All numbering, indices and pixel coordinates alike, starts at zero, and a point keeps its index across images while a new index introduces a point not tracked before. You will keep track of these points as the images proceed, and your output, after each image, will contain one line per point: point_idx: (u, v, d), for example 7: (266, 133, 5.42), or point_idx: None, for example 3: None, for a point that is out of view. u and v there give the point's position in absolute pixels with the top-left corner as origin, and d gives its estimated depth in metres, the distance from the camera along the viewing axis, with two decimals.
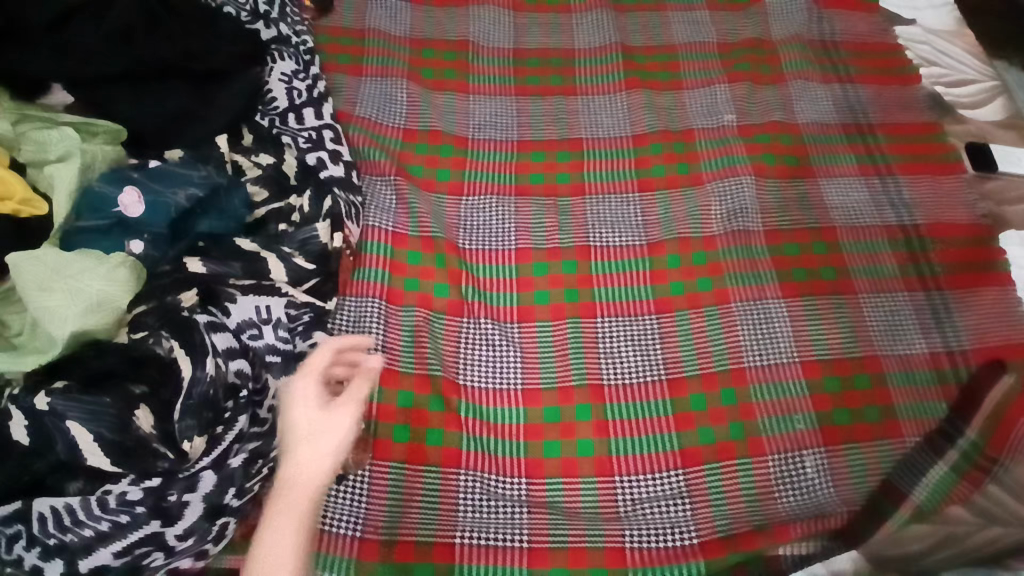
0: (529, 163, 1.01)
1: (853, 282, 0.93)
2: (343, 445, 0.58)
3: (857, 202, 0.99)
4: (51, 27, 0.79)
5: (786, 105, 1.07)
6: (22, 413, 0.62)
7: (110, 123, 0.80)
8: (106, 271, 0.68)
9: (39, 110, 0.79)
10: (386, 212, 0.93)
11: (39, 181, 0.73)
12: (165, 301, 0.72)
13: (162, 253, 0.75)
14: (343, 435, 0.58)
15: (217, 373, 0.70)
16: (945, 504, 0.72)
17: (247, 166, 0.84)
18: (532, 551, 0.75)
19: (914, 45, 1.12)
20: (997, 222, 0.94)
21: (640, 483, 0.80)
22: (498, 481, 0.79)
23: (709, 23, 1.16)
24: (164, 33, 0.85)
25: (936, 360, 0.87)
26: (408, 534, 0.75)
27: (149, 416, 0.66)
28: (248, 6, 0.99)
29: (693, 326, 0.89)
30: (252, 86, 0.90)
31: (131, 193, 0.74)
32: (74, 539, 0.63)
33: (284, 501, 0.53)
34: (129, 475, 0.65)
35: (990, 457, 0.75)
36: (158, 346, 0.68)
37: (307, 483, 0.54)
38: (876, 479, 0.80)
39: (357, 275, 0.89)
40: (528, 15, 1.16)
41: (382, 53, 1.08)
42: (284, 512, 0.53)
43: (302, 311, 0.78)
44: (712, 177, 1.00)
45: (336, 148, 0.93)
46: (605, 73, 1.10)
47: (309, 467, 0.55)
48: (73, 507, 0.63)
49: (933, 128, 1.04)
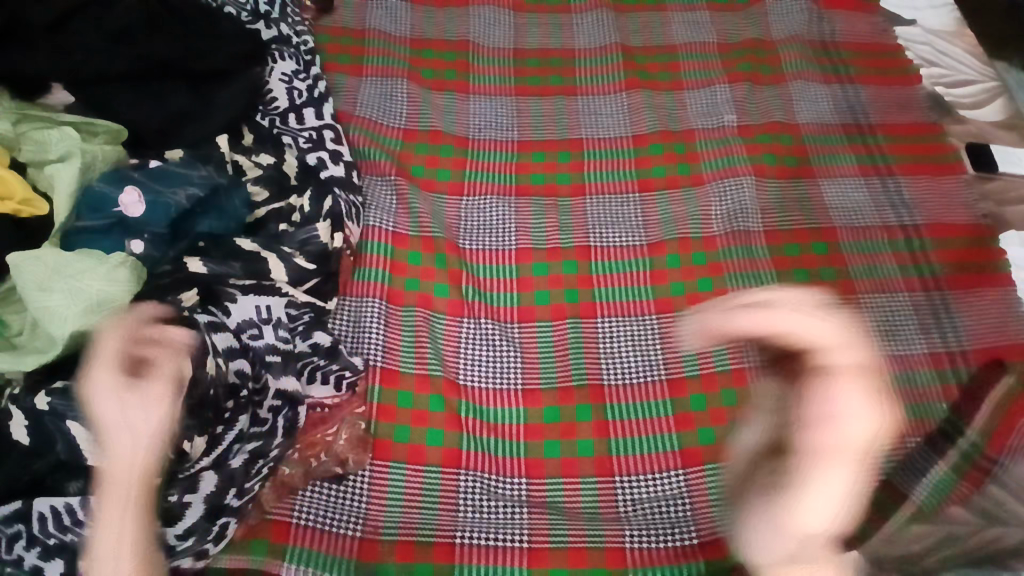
0: (529, 163, 1.01)
1: (853, 282, 0.93)
2: (158, 433, 0.61)
3: (857, 203, 0.99)
4: (51, 28, 0.80)
5: (786, 105, 1.07)
6: (22, 413, 0.62)
7: (110, 124, 0.80)
8: (106, 271, 0.69)
9: (38, 110, 0.79)
10: (386, 212, 0.93)
11: (39, 181, 0.74)
12: (165, 301, 0.71)
13: (161, 253, 0.75)
14: (156, 424, 0.61)
15: (218, 373, 0.68)
16: (945, 503, 0.72)
17: (248, 167, 0.84)
18: (532, 551, 0.74)
19: (914, 46, 1.12)
20: (998, 222, 0.94)
21: (640, 483, 0.80)
22: (498, 481, 0.79)
23: (709, 23, 1.16)
24: (165, 33, 0.86)
25: (936, 360, 0.87)
26: (408, 533, 0.75)
27: None
28: (248, 6, 0.99)
29: None
30: (252, 85, 0.90)
31: (131, 193, 0.74)
32: (73, 539, 0.62)
33: (112, 498, 0.59)
34: None
35: (990, 457, 0.74)
36: None
37: (126, 476, 0.59)
38: None
39: (358, 275, 0.89)
40: (529, 15, 1.16)
41: (382, 53, 1.08)
42: (113, 508, 0.59)
43: (302, 311, 0.78)
44: (712, 177, 1.00)
45: (337, 148, 0.93)
46: (606, 73, 1.10)
47: (127, 460, 0.60)
48: (73, 507, 0.62)
49: (934, 128, 1.03)
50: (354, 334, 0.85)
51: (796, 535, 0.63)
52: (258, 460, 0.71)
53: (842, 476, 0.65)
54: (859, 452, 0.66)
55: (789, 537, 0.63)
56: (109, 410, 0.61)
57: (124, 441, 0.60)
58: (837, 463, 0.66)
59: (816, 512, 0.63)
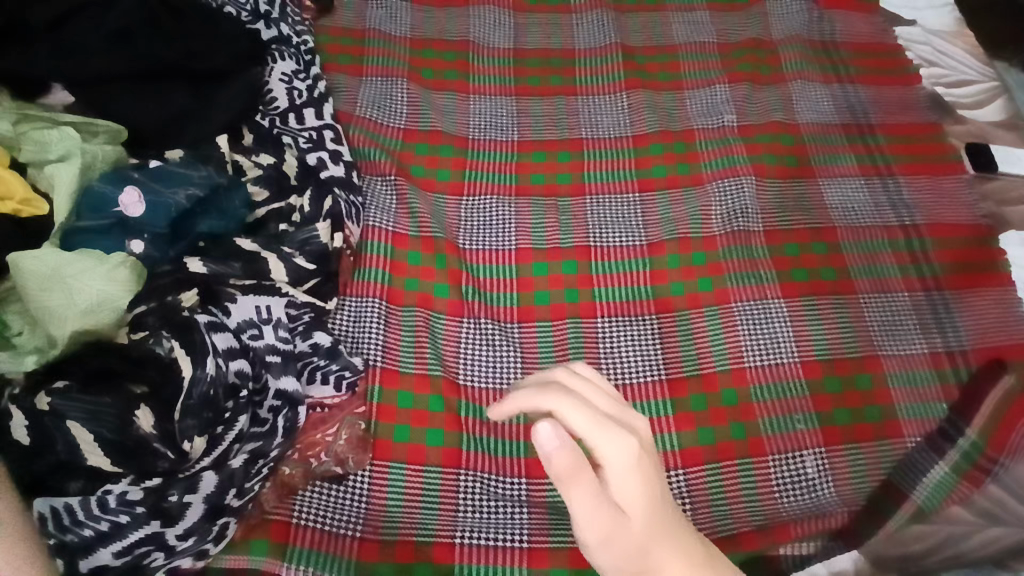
0: (528, 163, 1.01)
1: (853, 282, 0.93)
2: None
3: (857, 203, 0.99)
4: (52, 28, 0.81)
5: (786, 105, 1.07)
6: (22, 413, 0.63)
7: (110, 123, 0.79)
8: (106, 271, 0.68)
9: (39, 110, 0.78)
10: (386, 212, 0.93)
11: (39, 181, 0.73)
12: (165, 302, 0.72)
13: (162, 253, 0.75)
14: None
15: (217, 373, 0.69)
16: (946, 504, 0.73)
17: (247, 167, 0.84)
18: (532, 551, 0.74)
19: (914, 46, 1.12)
20: (998, 222, 0.94)
21: None
22: (498, 481, 0.79)
23: (709, 23, 1.16)
24: (165, 33, 0.86)
25: (936, 360, 0.87)
26: (408, 534, 0.75)
27: (149, 416, 0.65)
28: (248, 6, 0.99)
29: (693, 326, 0.89)
30: (252, 86, 0.90)
31: (131, 193, 0.74)
32: (73, 539, 0.63)
33: None
34: (129, 475, 0.65)
35: (990, 457, 0.75)
36: (158, 346, 0.68)
37: None
38: (877, 479, 0.80)
39: (358, 275, 0.89)
40: (529, 15, 1.16)
41: (382, 53, 1.08)
42: None
43: (302, 311, 0.79)
44: (712, 177, 1.00)
45: (337, 148, 0.93)
46: (606, 73, 1.10)
47: None
48: (73, 507, 0.63)
49: (934, 128, 1.04)
50: (354, 334, 0.85)
51: (602, 538, 0.45)
52: (258, 460, 0.71)
53: (639, 488, 0.46)
54: (646, 467, 0.47)
55: (616, 537, 0.45)
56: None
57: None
58: (568, 488, 0.45)
59: (638, 509, 0.46)
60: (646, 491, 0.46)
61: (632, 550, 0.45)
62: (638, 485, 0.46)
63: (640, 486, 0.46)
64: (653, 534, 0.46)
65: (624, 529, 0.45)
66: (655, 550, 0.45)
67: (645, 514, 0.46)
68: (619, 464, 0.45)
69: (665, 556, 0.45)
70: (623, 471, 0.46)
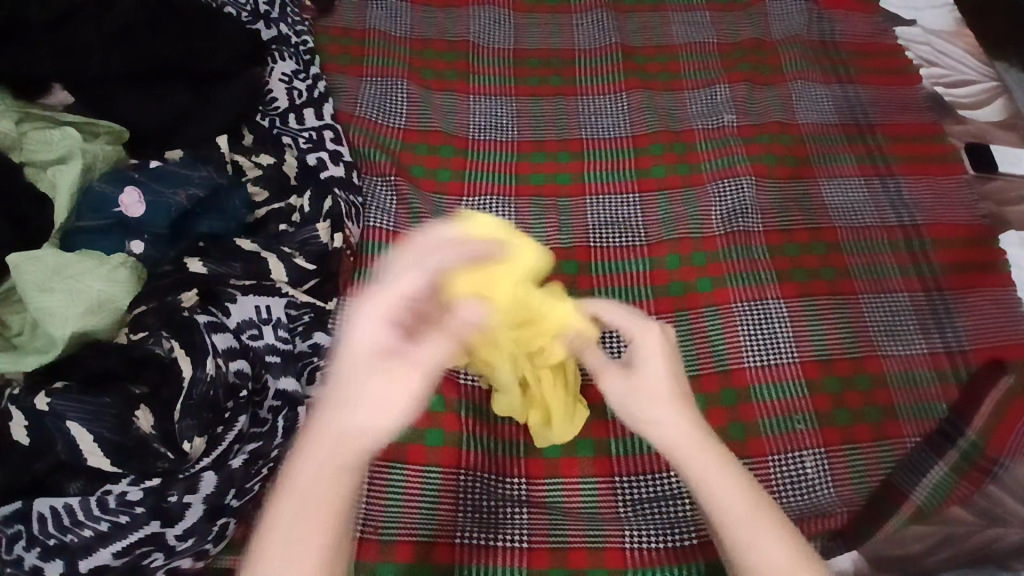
0: (528, 164, 1.01)
1: (853, 282, 0.93)
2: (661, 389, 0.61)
3: (857, 203, 0.99)
4: (51, 28, 0.81)
5: (786, 105, 1.07)
6: (22, 413, 0.64)
7: (113, 124, 0.81)
8: (106, 272, 0.69)
9: (40, 109, 0.81)
10: (386, 212, 0.92)
11: (40, 181, 0.75)
12: (166, 301, 0.73)
13: (162, 253, 0.76)
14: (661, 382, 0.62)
15: (217, 373, 0.70)
16: (946, 504, 0.75)
17: (247, 167, 0.84)
18: (532, 551, 0.75)
19: (914, 45, 1.13)
20: (997, 222, 0.96)
21: (640, 483, 0.80)
22: (498, 481, 0.79)
23: (709, 23, 1.15)
24: (165, 33, 0.86)
25: (936, 360, 0.88)
26: (408, 534, 0.75)
27: (149, 416, 0.67)
28: (248, 6, 0.99)
29: (692, 326, 0.89)
30: (252, 86, 0.89)
31: (131, 193, 0.75)
32: (74, 539, 0.64)
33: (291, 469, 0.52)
34: (129, 475, 0.66)
35: (990, 457, 0.76)
36: (158, 346, 0.69)
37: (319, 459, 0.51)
38: (877, 479, 0.80)
39: (358, 275, 0.87)
40: (529, 15, 1.16)
41: (382, 53, 1.08)
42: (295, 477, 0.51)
43: (302, 311, 0.78)
44: (712, 177, 1.00)
45: (337, 148, 0.92)
46: (606, 73, 1.10)
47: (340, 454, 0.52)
48: (73, 507, 0.64)
49: (934, 129, 1.05)
50: None
51: (626, 389, 0.63)
52: (258, 461, 0.70)
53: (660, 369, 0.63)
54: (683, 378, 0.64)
55: (651, 401, 0.60)
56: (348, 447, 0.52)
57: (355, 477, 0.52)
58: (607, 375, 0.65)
59: (656, 381, 0.62)
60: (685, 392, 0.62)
61: (643, 401, 0.61)
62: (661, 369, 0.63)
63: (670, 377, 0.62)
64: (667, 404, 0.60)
65: (642, 386, 0.62)
66: (663, 415, 0.59)
67: (665, 386, 0.61)
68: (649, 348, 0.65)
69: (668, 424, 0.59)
70: (660, 358, 0.64)
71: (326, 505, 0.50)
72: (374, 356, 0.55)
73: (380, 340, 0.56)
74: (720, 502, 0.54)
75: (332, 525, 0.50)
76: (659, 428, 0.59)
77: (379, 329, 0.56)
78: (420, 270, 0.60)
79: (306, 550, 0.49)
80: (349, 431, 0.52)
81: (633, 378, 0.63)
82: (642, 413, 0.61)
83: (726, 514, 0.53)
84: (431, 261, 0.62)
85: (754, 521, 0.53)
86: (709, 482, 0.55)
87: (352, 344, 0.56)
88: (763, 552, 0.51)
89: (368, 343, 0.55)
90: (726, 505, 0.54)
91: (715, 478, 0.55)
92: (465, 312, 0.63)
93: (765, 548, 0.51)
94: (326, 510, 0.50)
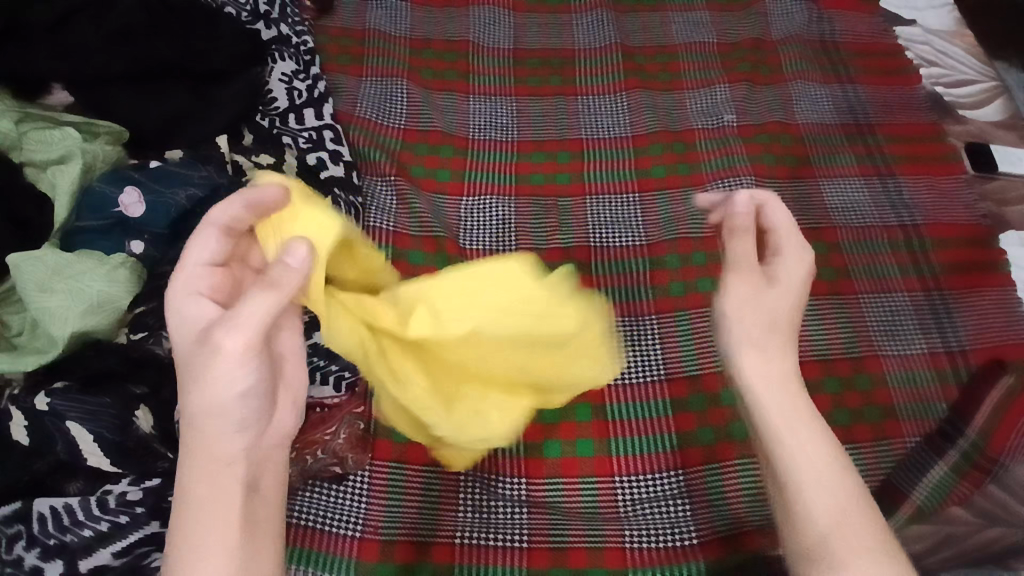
0: (528, 163, 1.01)
1: (853, 282, 0.93)
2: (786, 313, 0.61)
3: (857, 202, 0.99)
4: (52, 28, 0.81)
5: (786, 105, 1.07)
6: (22, 413, 0.64)
7: (113, 124, 0.81)
8: (106, 272, 0.69)
9: (40, 109, 0.81)
10: (385, 212, 0.93)
11: (40, 181, 0.75)
12: (165, 302, 0.71)
13: (161, 253, 0.74)
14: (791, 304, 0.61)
15: None
16: (947, 504, 0.75)
17: (248, 167, 0.84)
18: (532, 551, 0.75)
19: (914, 45, 1.13)
20: (997, 222, 0.97)
21: (640, 483, 0.80)
22: (498, 481, 0.79)
23: (709, 23, 1.15)
24: (165, 33, 0.86)
25: (935, 360, 0.88)
26: (408, 534, 0.75)
27: (149, 416, 0.67)
28: (248, 6, 0.99)
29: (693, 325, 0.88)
30: (252, 86, 0.90)
31: (131, 194, 0.75)
32: (74, 539, 0.64)
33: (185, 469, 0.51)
34: (129, 475, 0.66)
35: (990, 457, 0.77)
36: (158, 346, 0.70)
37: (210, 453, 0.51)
38: (877, 478, 0.79)
39: None
40: (528, 15, 1.16)
41: (382, 53, 1.08)
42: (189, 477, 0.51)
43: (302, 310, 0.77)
44: (713, 176, 1.00)
45: (337, 148, 0.92)
46: (606, 73, 1.09)
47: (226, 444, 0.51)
48: (73, 507, 0.64)
49: (934, 128, 1.05)
50: None
51: (746, 297, 0.61)
52: None
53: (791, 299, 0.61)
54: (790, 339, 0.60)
55: (772, 367, 0.58)
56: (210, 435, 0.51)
57: (232, 456, 0.51)
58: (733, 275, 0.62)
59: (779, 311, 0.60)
60: (785, 364, 0.59)
61: (761, 321, 0.60)
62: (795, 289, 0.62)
63: (785, 349, 0.59)
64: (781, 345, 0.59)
65: (766, 299, 0.61)
66: (775, 348, 0.59)
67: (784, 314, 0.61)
68: (790, 267, 0.62)
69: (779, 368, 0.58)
70: (760, 331, 0.59)
71: (213, 490, 0.50)
72: (208, 336, 0.52)
73: (206, 316, 0.54)
74: (808, 491, 0.53)
75: (240, 520, 0.50)
76: (750, 390, 0.58)
77: (195, 307, 0.54)
78: (209, 229, 0.56)
79: (212, 550, 0.49)
80: (211, 423, 0.51)
81: (774, 289, 0.61)
82: (745, 377, 0.58)
83: (799, 479, 0.54)
84: (217, 214, 0.57)
85: (840, 514, 0.52)
86: (801, 465, 0.54)
87: (181, 329, 0.54)
88: (851, 554, 0.51)
89: (187, 327, 0.53)
90: (828, 508, 0.53)
91: (808, 458, 0.54)
92: (294, 258, 0.54)
93: (848, 542, 0.51)
94: (215, 500, 0.50)
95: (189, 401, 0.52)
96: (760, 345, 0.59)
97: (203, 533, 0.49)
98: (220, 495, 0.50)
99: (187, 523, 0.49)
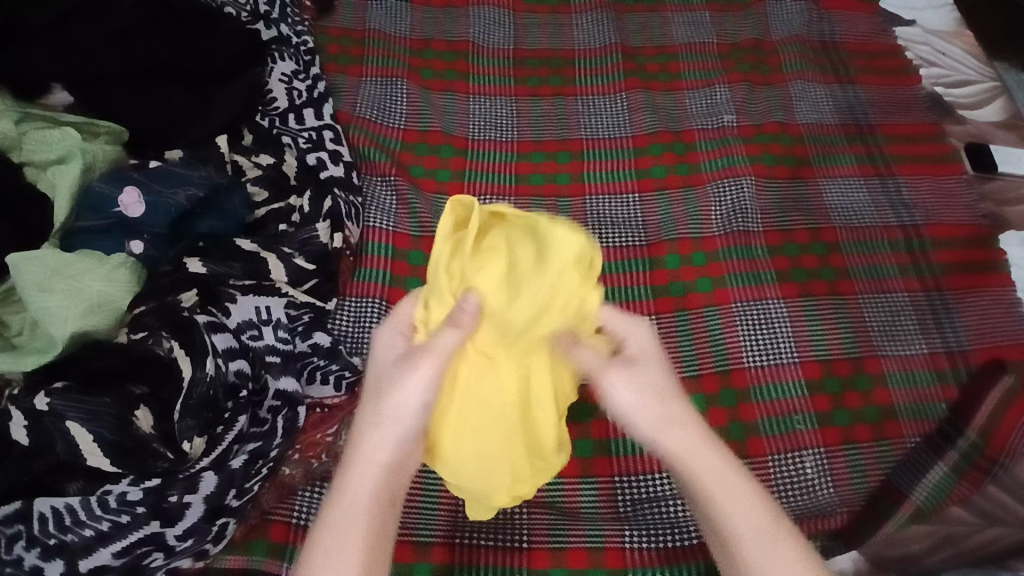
0: (528, 163, 1.01)
1: (853, 282, 0.93)
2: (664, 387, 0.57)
3: (857, 203, 0.99)
4: (50, 28, 0.82)
5: (786, 105, 1.07)
6: (22, 413, 0.63)
7: (112, 124, 0.81)
8: (106, 272, 0.69)
9: (37, 108, 0.81)
10: (386, 212, 0.93)
11: (39, 181, 0.75)
12: (165, 301, 0.72)
13: (162, 253, 0.76)
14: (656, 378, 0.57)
15: (217, 373, 0.70)
16: (945, 504, 0.75)
17: (248, 167, 0.85)
18: (532, 552, 0.75)
19: (914, 45, 1.13)
20: (997, 222, 0.97)
21: (640, 483, 0.80)
22: None
23: (710, 23, 1.15)
24: (164, 34, 0.86)
25: (935, 360, 0.88)
26: (407, 534, 0.75)
27: (149, 416, 0.67)
28: (248, 6, 0.99)
29: (692, 326, 0.89)
30: (251, 85, 0.90)
31: (131, 193, 0.74)
32: (74, 539, 0.64)
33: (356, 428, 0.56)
34: (129, 475, 0.65)
35: (990, 457, 0.76)
36: (158, 346, 0.68)
37: (367, 428, 0.55)
38: (876, 479, 0.80)
39: (358, 275, 0.89)
40: (528, 15, 1.15)
41: (382, 53, 1.08)
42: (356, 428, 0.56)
43: (302, 311, 0.79)
44: (712, 177, 1.00)
45: (337, 148, 0.92)
46: (605, 73, 1.09)
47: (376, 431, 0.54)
48: (73, 507, 0.64)
49: (934, 128, 1.05)
50: (354, 334, 0.85)
51: (629, 390, 0.56)
52: (258, 461, 0.71)
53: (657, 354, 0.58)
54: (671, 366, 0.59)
55: (664, 417, 0.55)
56: (381, 464, 0.54)
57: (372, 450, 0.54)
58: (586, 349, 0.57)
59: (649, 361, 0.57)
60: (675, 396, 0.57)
61: (648, 397, 0.56)
62: (648, 347, 0.58)
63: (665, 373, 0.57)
64: (668, 405, 0.56)
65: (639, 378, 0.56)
66: (672, 410, 0.56)
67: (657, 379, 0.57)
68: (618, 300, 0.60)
69: (677, 425, 0.55)
70: (651, 366, 0.57)
71: (363, 524, 0.52)
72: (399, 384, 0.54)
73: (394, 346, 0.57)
74: (730, 516, 0.53)
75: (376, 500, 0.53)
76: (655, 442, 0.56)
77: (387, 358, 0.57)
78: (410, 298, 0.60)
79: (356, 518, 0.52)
80: (383, 453, 0.54)
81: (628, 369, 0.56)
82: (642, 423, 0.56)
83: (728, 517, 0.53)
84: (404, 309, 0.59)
85: (765, 539, 0.53)
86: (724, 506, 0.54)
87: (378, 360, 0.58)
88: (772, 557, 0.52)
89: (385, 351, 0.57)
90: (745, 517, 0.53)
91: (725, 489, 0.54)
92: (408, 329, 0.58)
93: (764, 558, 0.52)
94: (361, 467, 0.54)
95: (371, 434, 0.55)
96: (643, 373, 0.56)
97: (350, 544, 0.51)
98: (364, 498, 0.53)
99: (335, 514, 0.53)
